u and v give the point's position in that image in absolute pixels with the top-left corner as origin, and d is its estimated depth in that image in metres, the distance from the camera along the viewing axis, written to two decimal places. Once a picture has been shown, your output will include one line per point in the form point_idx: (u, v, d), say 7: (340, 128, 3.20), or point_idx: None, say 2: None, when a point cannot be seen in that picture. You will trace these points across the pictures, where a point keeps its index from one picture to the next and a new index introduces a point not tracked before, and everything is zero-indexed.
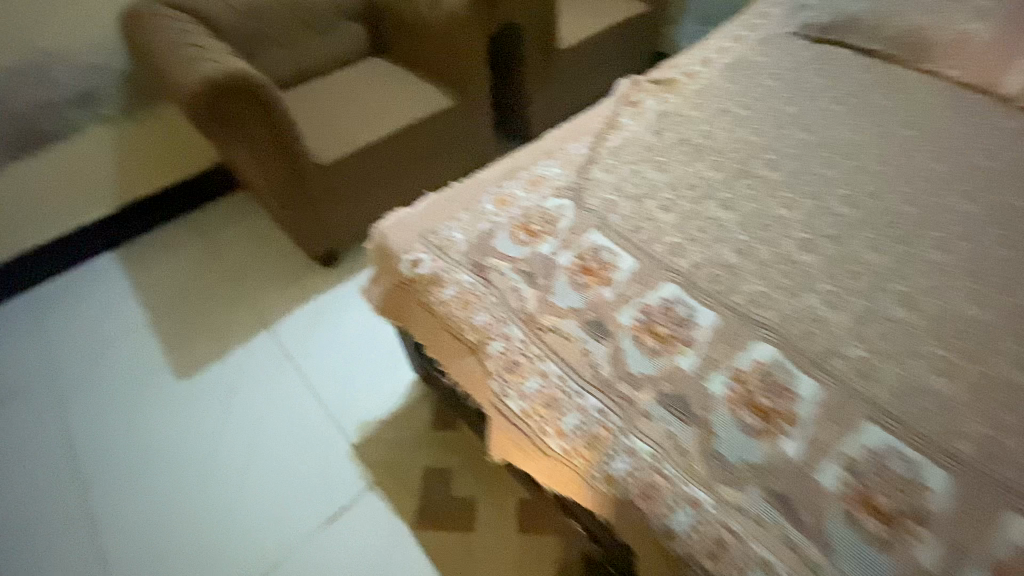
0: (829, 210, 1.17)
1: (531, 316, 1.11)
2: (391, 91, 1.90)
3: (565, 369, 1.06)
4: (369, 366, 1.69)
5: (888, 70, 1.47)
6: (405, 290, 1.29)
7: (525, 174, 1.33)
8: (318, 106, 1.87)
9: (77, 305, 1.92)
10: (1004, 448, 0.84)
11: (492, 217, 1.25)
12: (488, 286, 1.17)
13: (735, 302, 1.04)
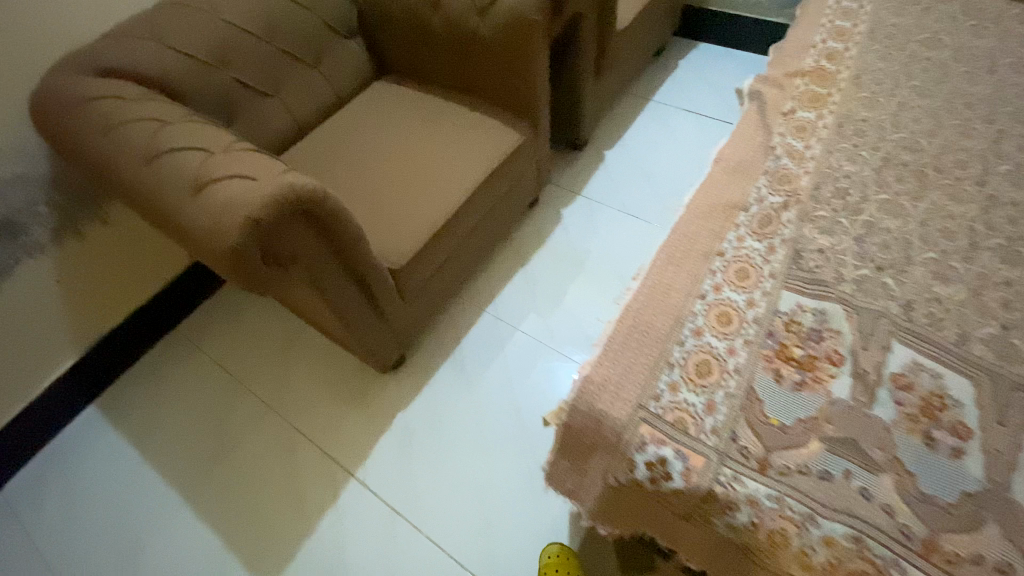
0: (1009, 207, 1.11)
1: (767, 463, 0.82)
2: (445, 136, 1.56)
3: (854, 527, 0.76)
4: (481, 480, 1.53)
5: (993, 38, 1.44)
6: (641, 495, 0.88)
7: (718, 262, 1.06)
8: (363, 183, 1.45)
9: (92, 509, 1.56)
10: None
11: (723, 349, 0.94)
12: (795, 491, 0.80)
13: (978, 358, 0.91)
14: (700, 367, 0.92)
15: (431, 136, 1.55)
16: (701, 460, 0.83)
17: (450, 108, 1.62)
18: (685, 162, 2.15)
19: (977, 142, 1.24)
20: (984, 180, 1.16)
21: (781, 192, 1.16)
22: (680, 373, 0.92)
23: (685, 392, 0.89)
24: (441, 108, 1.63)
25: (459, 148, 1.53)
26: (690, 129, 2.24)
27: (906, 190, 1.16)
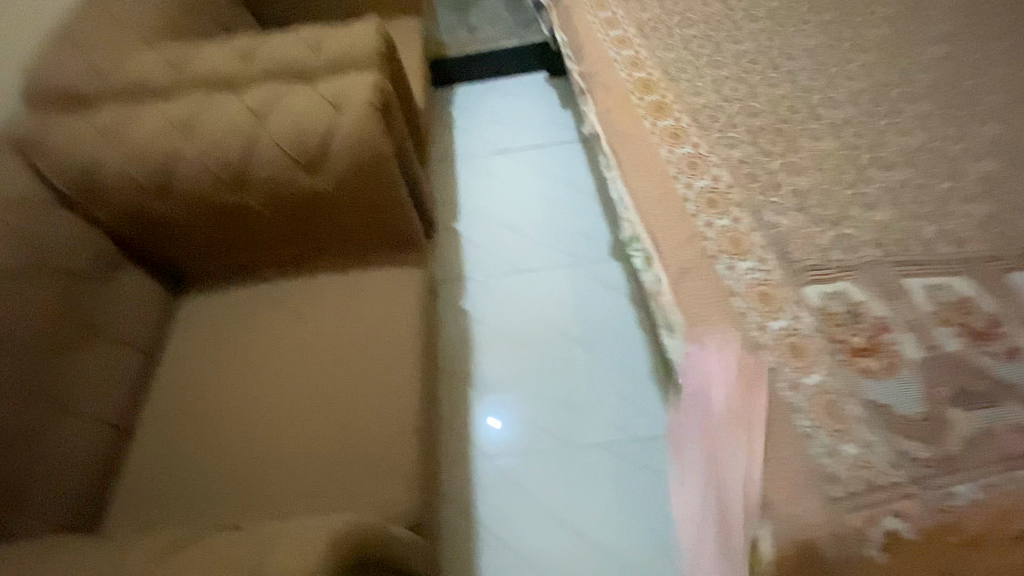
0: (845, 127, 1.34)
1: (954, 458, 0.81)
2: (334, 321, 1.19)
3: None
4: None
5: (715, 5, 1.73)
6: None
7: (737, 300, 1.03)
8: (281, 443, 1.04)
9: None
10: None
11: (822, 380, 0.91)
12: (996, 467, 0.80)
13: (946, 257, 1.07)
14: (828, 411, 0.87)
15: (318, 331, 1.18)
16: (912, 504, 0.78)
17: (315, 288, 1.25)
18: (546, 201, 2.12)
19: (783, 85, 1.46)
20: (816, 113, 1.38)
21: (717, 204, 1.19)
22: (819, 431, 0.86)
23: (842, 447, 0.84)
24: (303, 293, 1.24)
25: (361, 327, 1.18)
26: (518, 166, 2.23)
27: (785, 148, 1.29)
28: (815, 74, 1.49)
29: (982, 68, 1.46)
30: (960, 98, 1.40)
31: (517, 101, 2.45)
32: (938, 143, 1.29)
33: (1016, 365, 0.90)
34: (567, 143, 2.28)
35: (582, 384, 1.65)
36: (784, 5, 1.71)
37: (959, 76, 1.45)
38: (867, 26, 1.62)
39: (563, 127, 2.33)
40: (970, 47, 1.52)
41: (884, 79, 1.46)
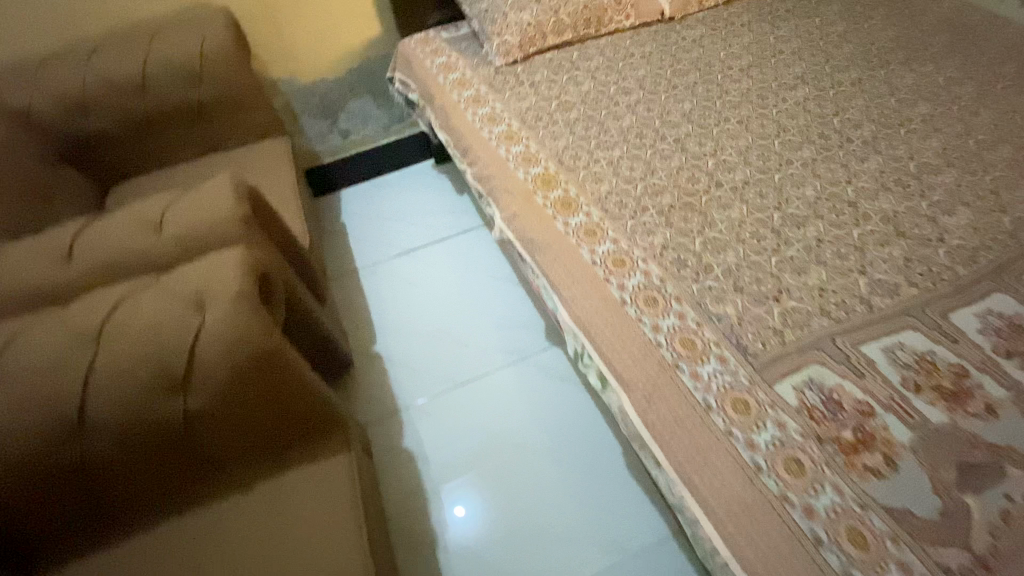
0: (746, 186, 1.35)
1: (988, 562, 0.74)
2: (240, 549, 0.92)
3: None
4: None
5: (588, 82, 1.73)
6: None
7: (715, 415, 0.93)
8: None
9: None
10: (1014, 223, 1.20)
11: (831, 497, 0.82)
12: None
13: (886, 308, 1.06)
14: (853, 538, 0.78)
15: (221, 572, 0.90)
16: None
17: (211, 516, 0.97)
18: (468, 295, 1.97)
19: (677, 155, 1.46)
20: (717, 178, 1.38)
21: (659, 302, 1.11)
22: (852, 565, 0.76)
23: None
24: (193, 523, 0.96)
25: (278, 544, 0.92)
26: (428, 264, 2.08)
27: (701, 223, 1.27)
28: (701, 137, 1.51)
29: (840, 106, 1.57)
30: (833, 138, 1.47)
31: (411, 195, 2.32)
32: (833, 187, 1.32)
33: (997, 422, 0.87)
34: (476, 229, 2.18)
35: (559, 498, 1.49)
36: (650, 72, 1.76)
37: (825, 116, 1.54)
38: (731, 79, 1.70)
39: (466, 213, 2.23)
40: (821, 87, 1.64)
41: (763, 130, 1.51)
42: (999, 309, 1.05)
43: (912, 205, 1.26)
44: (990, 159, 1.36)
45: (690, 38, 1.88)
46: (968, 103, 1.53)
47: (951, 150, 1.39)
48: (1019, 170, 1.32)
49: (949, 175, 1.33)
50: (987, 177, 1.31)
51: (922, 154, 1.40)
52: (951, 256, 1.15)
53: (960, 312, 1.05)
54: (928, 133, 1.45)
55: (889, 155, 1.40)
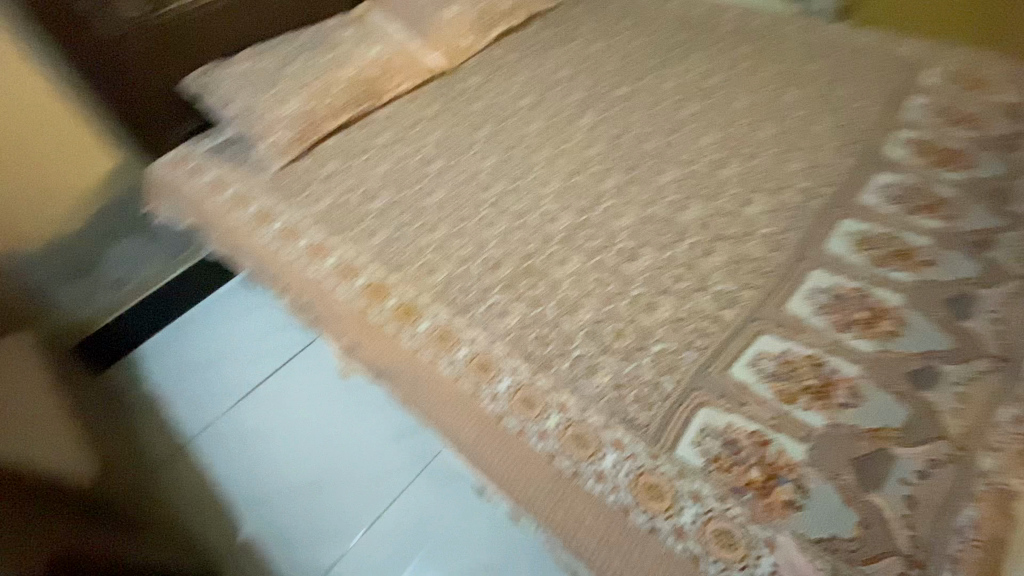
0: (575, 232, 1.33)
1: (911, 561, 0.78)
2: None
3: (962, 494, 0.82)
4: None
5: (384, 161, 1.60)
6: None
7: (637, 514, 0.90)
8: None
9: None
10: (798, 197, 1.34)
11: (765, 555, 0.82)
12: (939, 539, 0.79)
13: (737, 321, 1.10)
14: None
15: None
16: None
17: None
18: (321, 421, 1.66)
19: (500, 217, 1.39)
20: (546, 233, 1.34)
21: (542, 395, 1.03)
22: None
23: None
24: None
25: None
26: (274, 400, 1.73)
27: (549, 287, 1.21)
28: (516, 191, 1.46)
29: (626, 123, 1.64)
30: (631, 157, 1.53)
31: (217, 326, 1.92)
32: (649, 207, 1.37)
33: (865, 406, 0.93)
34: (317, 339, 1.86)
35: None
36: (445, 134, 1.68)
37: (618, 137, 1.60)
38: (523, 122, 1.69)
39: (288, 325, 1.90)
40: (604, 108, 1.71)
41: (569, 167, 1.52)
42: (821, 286, 1.15)
43: (718, 204, 1.35)
44: (757, 142, 1.51)
45: (471, 88, 1.85)
46: (722, 92, 1.70)
47: (727, 142, 1.53)
48: (782, 146, 1.48)
49: (734, 166, 1.45)
50: (762, 159, 1.46)
51: (707, 152, 1.51)
52: (765, 245, 1.24)
53: (793, 300, 1.13)
54: (703, 130, 1.58)
55: (682, 162, 1.49)
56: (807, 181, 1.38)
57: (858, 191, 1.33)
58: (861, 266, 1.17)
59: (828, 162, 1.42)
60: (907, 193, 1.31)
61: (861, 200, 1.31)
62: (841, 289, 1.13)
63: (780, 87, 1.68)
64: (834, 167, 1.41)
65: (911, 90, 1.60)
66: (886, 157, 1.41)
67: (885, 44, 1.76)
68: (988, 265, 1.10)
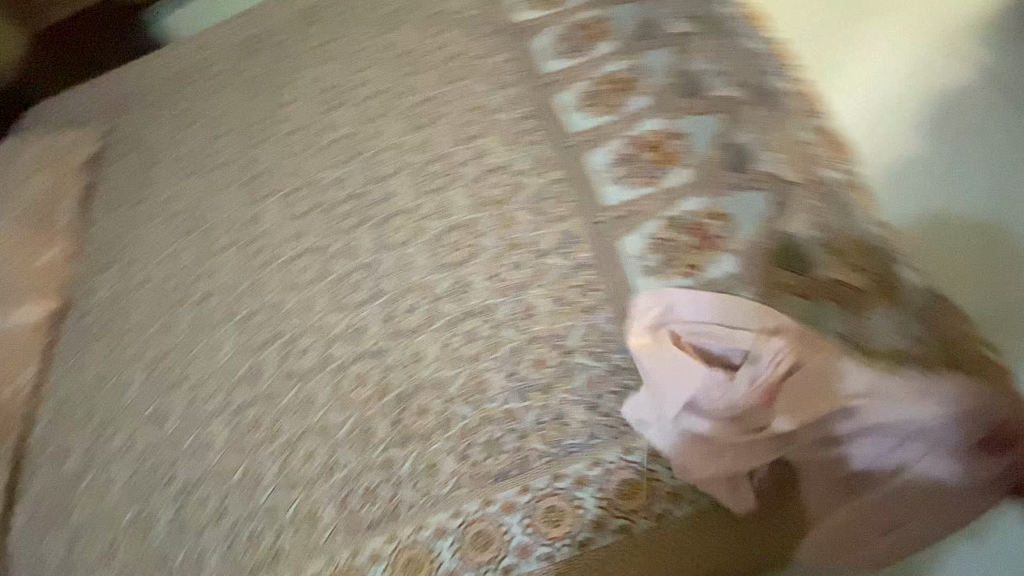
0: (393, 324, 1.07)
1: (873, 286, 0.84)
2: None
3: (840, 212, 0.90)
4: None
5: (118, 472, 1.09)
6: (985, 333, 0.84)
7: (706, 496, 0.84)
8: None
9: None
10: (509, 109, 1.25)
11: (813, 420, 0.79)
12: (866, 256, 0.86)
13: (593, 250, 1.02)
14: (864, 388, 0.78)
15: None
16: None
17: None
18: None
19: (312, 387, 1.06)
20: (370, 353, 1.06)
21: (558, 492, 0.84)
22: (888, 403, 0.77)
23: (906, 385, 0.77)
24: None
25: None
26: None
27: (438, 396, 0.96)
28: (293, 346, 1.12)
29: (309, 181, 1.34)
30: (351, 205, 1.27)
31: None
32: (420, 234, 1.16)
33: (734, 218, 0.95)
34: None
35: None
36: (143, 370, 1.18)
37: (318, 200, 1.31)
38: (211, 275, 1.27)
39: None
40: (270, 185, 1.36)
41: (312, 270, 1.21)
42: (605, 156, 1.10)
43: (467, 174, 1.20)
44: (430, 95, 1.37)
45: (106, 296, 1.30)
46: (349, 76, 1.47)
47: (408, 118, 1.36)
48: (452, 83, 1.37)
49: (438, 132, 1.30)
50: (450, 105, 1.33)
51: (404, 140, 1.32)
52: (537, 170, 1.14)
53: (607, 190, 1.06)
54: (378, 125, 1.38)
55: (396, 169, 1.29)
56: (501, 90, 1.30)
57: (539, 62, 1.29)
58: (611, 118, 1.14)
59: (494, 63, 1.35)
60: (567, 30, 1.30)
61: (550, 69, 1.27)
62: (620, 150, 1.09)
63: (386, 33, 1.51)
64: (503, 61, 1.35)
65: None
66: (523, 21, 1.38)
67: None
68: (672, 41, 1.17)
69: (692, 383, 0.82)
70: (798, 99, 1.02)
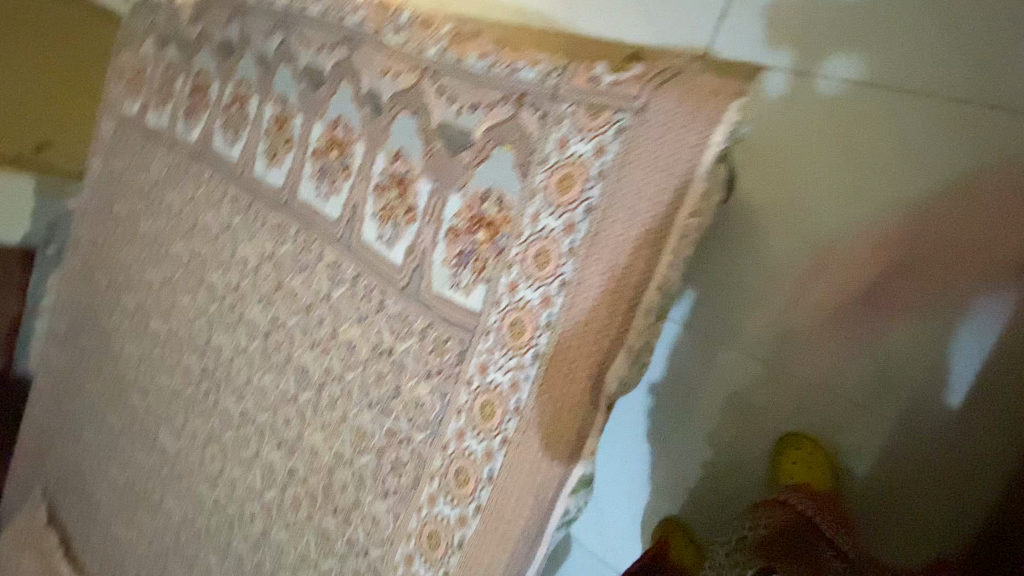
0: (285, 442, 1.14)
1: (516, 103, 0.86)
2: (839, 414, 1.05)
3: (457, 70, 0.92)
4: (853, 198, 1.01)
5: None
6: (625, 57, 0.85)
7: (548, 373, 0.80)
8: (819, 206, 1.05)
9: None
10: (236, 213, 1.31)
11: (552, 238, 0.80)
12: (496, 84, 0.88)
13: (351, 261, 1.06)
14: (563, 180, 0.80)
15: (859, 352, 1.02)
16: (579, 81, 0.80)
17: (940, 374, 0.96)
18: None
19: (275, 537, 1.13)
20: (288, 478, 1.12)
21: (453, 458, 0.88)
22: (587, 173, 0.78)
23: (585, 151, 0.78)
24: (932, 411, 0.97)
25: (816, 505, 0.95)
26: None
27: (346, 465, 1.03)
28: (245, 521, 1.19)
29: (172, 394, 1.43)
30: (204, 384, 1.34)
31: None
32: (253, 360, 1.23)
33: (404, 147, 0.98)
34: None
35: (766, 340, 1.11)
36: None
37: (185, 402, 1.38)
38: (170, 521, 1.37)
39: None
40: (155, 419, 1.46)
41: (217, 455, 1.28)
42: (309, 187, 1.14)
43: (248, 287, 1.26)
44: (188, 255, 1.43)
45: None
46: (141, 293, 1.57)
47: (189, 285, 1.42)
48: (193, 230, 1.43)
49: (211, 276, 1.36)
50: (204, 248, 1.39)
51: (199, 304, 1.39)
52: (281, 240, 1.19)
53: (326, 210, 1.11)
54: (178, 310, 1.44)
55: (208, 329, 1.35)
56: (222, 205, 1.35)
57: (228, 160, 1.34)
58: (292, 154, 1.18)
59: (204, 189, 1.40)
60: (227, 119, 1.36)
61: (238, 158, 1.32)
62: (314, 173, 1.13)
63: (139, 237, 1.60)
64: (208, 182, 1.40)
65: (143, 121, 1.64)
66: (199, 139, 1.43)
67: (100, 148, 1.77)
68: (280, 56, 1.20)
69: (475, 295, 0.88)
70: (377, 15, 1.04)
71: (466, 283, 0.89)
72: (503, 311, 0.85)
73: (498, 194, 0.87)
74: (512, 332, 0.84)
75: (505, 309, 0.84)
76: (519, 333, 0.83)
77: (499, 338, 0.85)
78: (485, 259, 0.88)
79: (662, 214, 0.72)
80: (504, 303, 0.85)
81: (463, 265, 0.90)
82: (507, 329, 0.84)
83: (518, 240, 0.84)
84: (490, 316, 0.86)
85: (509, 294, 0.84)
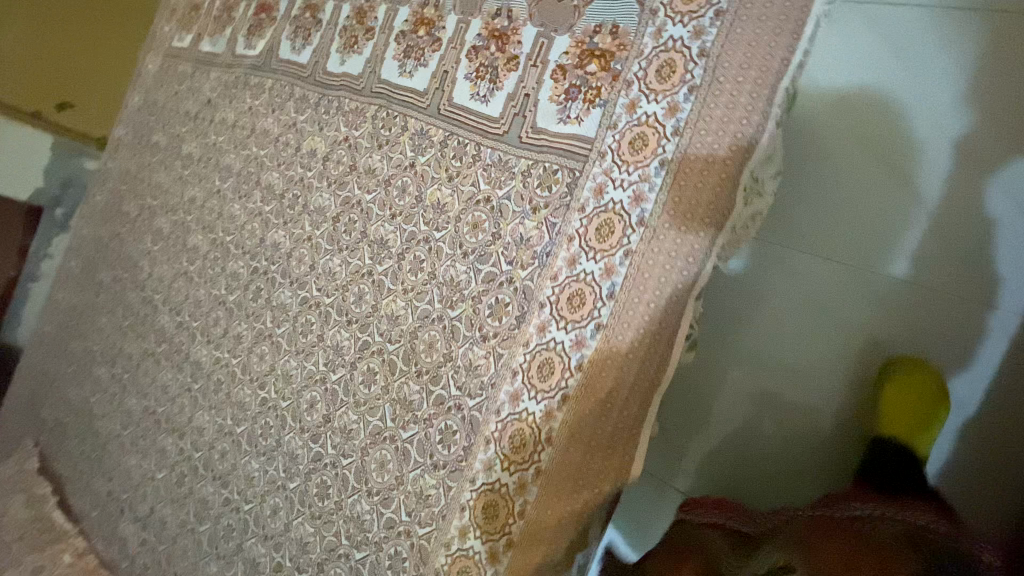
0: (355, 320, 1.07)
1: None
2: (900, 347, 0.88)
3: None
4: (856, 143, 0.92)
5: None
6: None
7: (675, 178, 0.79)
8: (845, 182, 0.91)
9: None
10: (303, 110, 1.29)
11: (677, 50, 0.81)
12: None
13: (440, 123, 1.05)
14: None
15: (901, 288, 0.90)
16: None
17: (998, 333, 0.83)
18: None
19: (340, 421, 1.03)
20: (357, 356, 1.04)
21: (566, 284, 0.84)
22: None
23: None
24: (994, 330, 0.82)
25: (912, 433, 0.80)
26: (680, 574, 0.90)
27: (432, 324, 0.96)
28: (299, 414, 1.09)
29: (212, 305, 1.34)
30: (255, 287, 1.27)
31: None
32: (319, 247, 1.17)
33: (507, 4, 1.00)
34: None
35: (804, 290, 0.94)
36: (212, 552, 1.14)
37: (229, 310, 1.30)
38: (200, 437, 1.24)
39: None
40: (189, 335, 1.36)
41: (267, 355, 1.19)
42: (393, 66, 1.15)
43: (315, 176, 1.22)
44: (241, 163, 1.40)
45: (141, 532, 1.27)
46: (180, 212, 1.50)
47: (241, 191, 1.37)
48: (249, 138, 1.40)
49: (269, 176, 1.32)
50: (261, 152, 1.36)
51: (251, 208, 1.34)
52: (357, 124, 1.18)
53: (411, 83, 1.11)
54: (225, 219, 1.38)
55: (262, 230, 1.29)
56: (285, 107, 1.33)
57: (295, 64, 1.35)
58: (373, 41, 1.20)
59: (264, 96, 1.39)
60: (297, 27, 1.37)
61: (307, 60, 1.32)
62: (398, 53, 1.15)
63: (181, 159, 1.56)
64: (270, 89, 1.38)
65: (194, 49, 1.64)
66: (262, 52, 1.43)
67: (142, 82, 1.76)
68: None
69: (588, 122, 0.88)
70: None
71: (576, 114, 0.89)
72: (622, 129, 0.84)
73: (612, 27, 0.88)
74: (633, 147, 0.83)
75: (624, 126, 0.84)
76: (641, 147, 0.82)
77: (618, 155, 0.84)
78: (599, 87, 0.88)
79: (800, 4, 0.74)
80: (623, 122, 0.84)
81: (573, 98, 0.90)
82: (628, 145, 0.83)
83: (638, 60, 0.84)
84: (607, 137, 0.85)
85: (629, 112, 0.84)
